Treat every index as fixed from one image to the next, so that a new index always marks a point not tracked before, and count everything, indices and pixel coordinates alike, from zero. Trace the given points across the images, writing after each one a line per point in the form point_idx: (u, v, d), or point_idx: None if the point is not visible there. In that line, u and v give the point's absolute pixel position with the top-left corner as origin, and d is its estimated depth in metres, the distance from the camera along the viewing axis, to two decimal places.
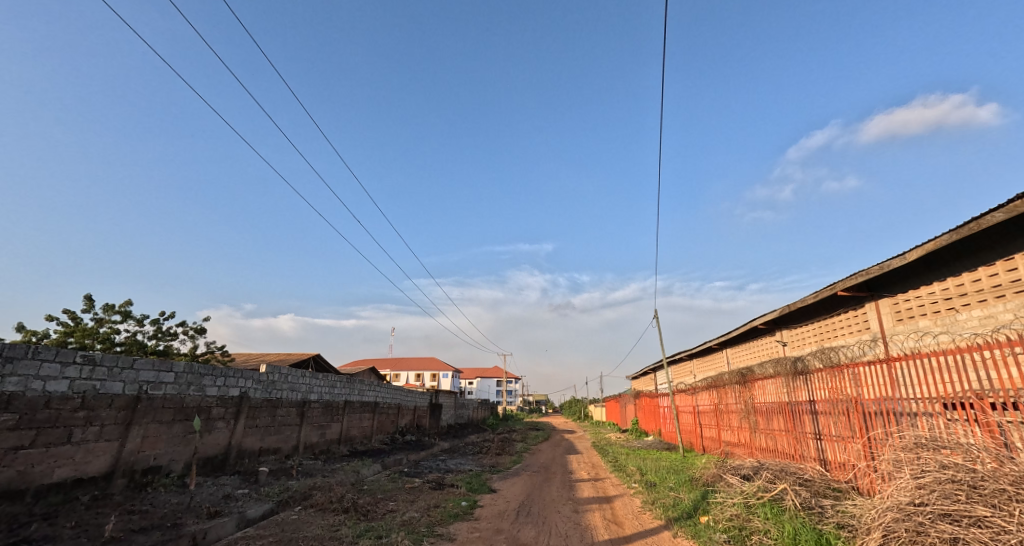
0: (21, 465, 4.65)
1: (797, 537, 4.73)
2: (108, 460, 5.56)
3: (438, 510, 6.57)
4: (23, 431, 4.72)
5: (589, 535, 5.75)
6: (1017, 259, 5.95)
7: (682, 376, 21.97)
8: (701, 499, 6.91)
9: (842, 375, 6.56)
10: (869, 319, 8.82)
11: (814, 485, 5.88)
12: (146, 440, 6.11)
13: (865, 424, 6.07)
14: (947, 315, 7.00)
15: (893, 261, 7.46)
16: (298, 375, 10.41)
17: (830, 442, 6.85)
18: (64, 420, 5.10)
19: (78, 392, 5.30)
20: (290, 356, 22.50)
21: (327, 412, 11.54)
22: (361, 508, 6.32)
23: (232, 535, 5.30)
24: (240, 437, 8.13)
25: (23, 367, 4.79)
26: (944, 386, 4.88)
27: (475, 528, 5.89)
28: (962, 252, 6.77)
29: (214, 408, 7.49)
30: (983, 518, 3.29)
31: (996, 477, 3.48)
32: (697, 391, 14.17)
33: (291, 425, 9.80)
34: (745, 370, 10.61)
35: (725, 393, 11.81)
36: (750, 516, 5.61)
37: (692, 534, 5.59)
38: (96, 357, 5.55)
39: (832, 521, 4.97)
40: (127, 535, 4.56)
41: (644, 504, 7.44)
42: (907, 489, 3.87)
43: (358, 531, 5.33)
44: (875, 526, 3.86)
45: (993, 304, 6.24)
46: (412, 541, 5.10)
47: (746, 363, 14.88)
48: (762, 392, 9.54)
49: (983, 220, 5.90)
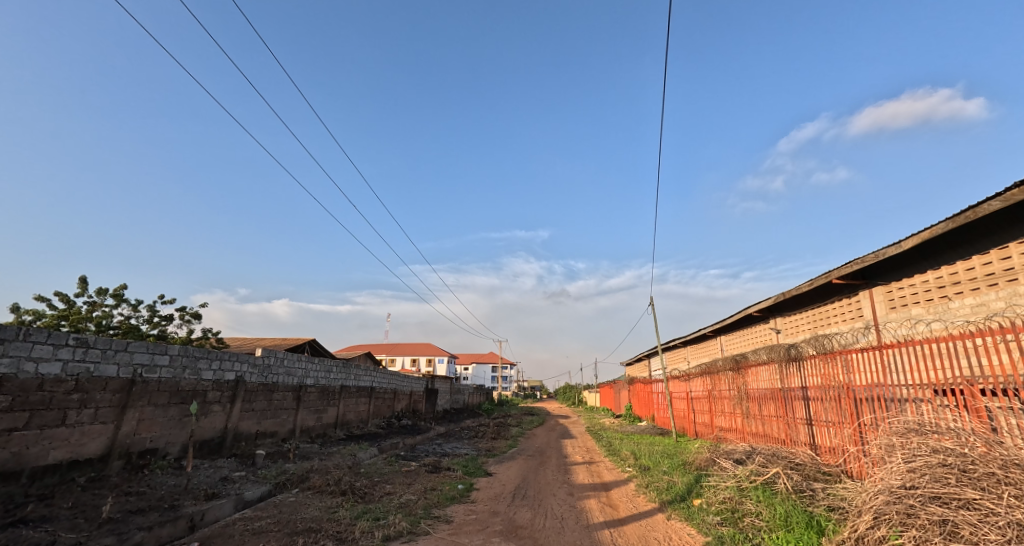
0: (16, 446, 4.62)
1: (788, 520, 4.84)
2: (105, 441, 5.56)
3: (435, 493, 6.63)
4: (17, 413, 4.68)
5: (585, 517, 5.88)
6: (1011, 249, 5.99)
7: (677, 362, 22.18)
8: (694, 482, 7.03)
9: (835, 362, 6.62)
10: (863, 306, 8.90)
11: (804, 469, 5.97)
12: (142, 423, 6.09)
13: (856, 410, 6.13)
14: (940, 303, 7.07)
15: (888, 249, 7.48)
16: (293, 359, 10.39)
17: (821, 427, 6.96)
18: (58, 402, 5.07)
19: (72, 375, 5.26)
20: (285, 341, 22.48)
21: (324, 397, 11.58)
22: (358, 491, 6.36)
23: (230, 516, 5.33)
24: (236, 421, 8.14)
25: (14, 348, 4.72)
26: (935, 373, 4.92)
27: (472, 511, 5.96)
28: (958, 242, 6.80)
29: (209, 392, 7.47)
30: (972, 501, 3.35)
31: (986, 461, 3.54)
32: (691, 377, 14.30)
33: (288, 409, 9.84)
34: (738, 356, 10.70)
35: (718, 380, 11.94)
36: (742, 499, 5.71)
37: (685, 516, 5.72)
38: (89, 339, 5.50)
39: (823, 504, 5.08)
40: (124, 516, 4.58)
41: (638, 487, 7.56)
42: (898, 472, 3.93)
43: (356, 513, 5.38)
44: (866, 509, 3.93)
45: (986, 292, 6.29)
46: (409, 523, 5.15)
47: (740, 349, 15.03)
48: (756, 378, 9.62)
49: (979, 208, 5.90)
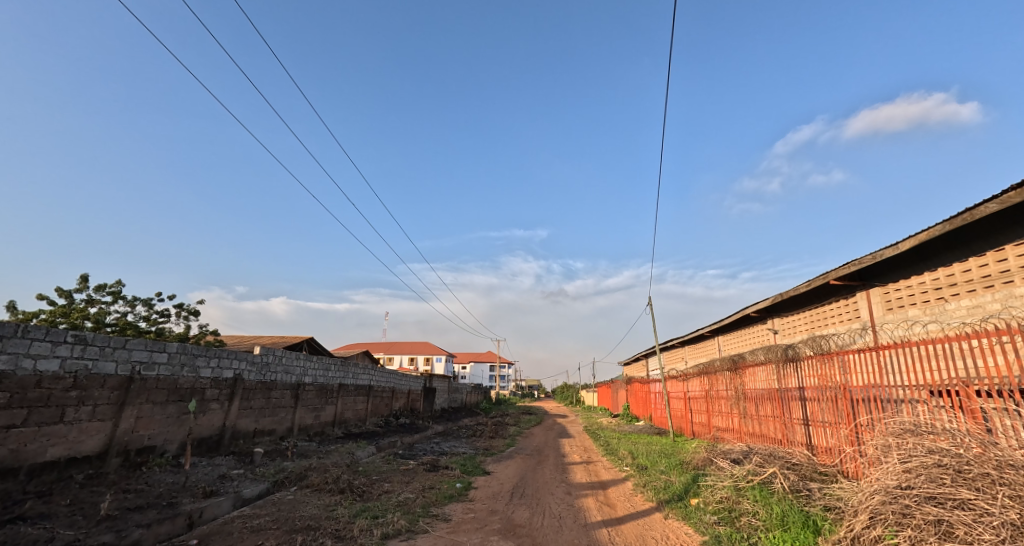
0: (14, 443, 4.62)
1: (785, 519, 4.86)
2: (103, 439, 5.56)
3: (433, 492, 6.65)
4: (16, 410, 4.67)
5: (583, 515, 5.92)
6: (1007, 251, 6.04)
7: (676, 362, 22.06)
8: (691, 482, 7.05)
9: (831, 362, 6.66)
10: (860, 307, 8.96)
11: (801, 469, 6.00)
12: (140, 420, 6.08)
13: (853, 410, 6.18)
14: (937, 304, 7.12)
15: (886, 251, 7.51)
16: (292, 357, 10.39)
17: (818, 427, 6.99)
18: (56, 400, 5.06)
19: (70, 371, 5.25)
20: (284, 339, 22.46)
21: (322, 395, 11.57)
22: (356, 488, 6.38)
23: (228, 514, 5.33)
24: (234, 418, 8.14)
25: (12, 345, 4.72)
26: (931, 374, 4.96)
27: (470, 509, 5.99)
28: (953, 244, 6.86)
29: (208, 390, 7.47)
30: (967, 501, 3.38)
31: (982, 462, 3.57)
32: (688, 377, 14.35)
33: (286, 407, 9.84)
34: (736, 357, 10.75)
35: (716, 380, 11.98)
36: (739, 499, 5.73)
37: (682, 516, 5.73)
38: (87, 337, 5.50)
39: (819, 504, 5.10)
40: (122, 514, 4.57)
41: (635, 487, 7.57)
42: (894, 472, 3.96)
43: (355, 511, 5.39)
44: (862, 509, 3.97)
45: (982, 293, 6.35)
46: (408, 521, 5.17)
47: (736, 349, 15.15)
48: (753, 378, 9.66)
49: (976, 210, 5.94)
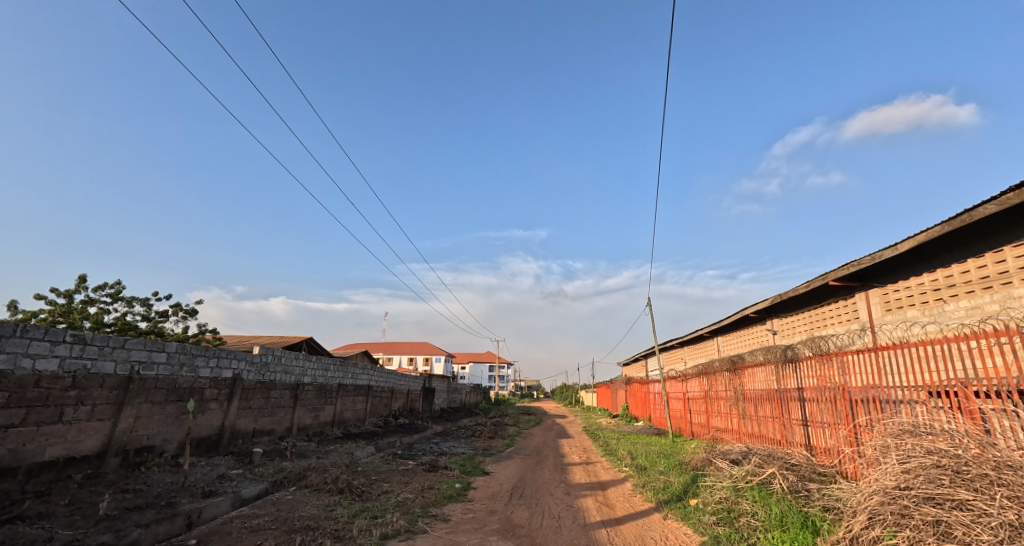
0: (13, 443, 4.61)
1: (784, 519, 4.87)
2: (102, 439, 5.56)
3: (432, 492, 6.65)
4: (14, 410, 4.66)
5: (582, 515, 5.94)
6: (1005, 252, 6.05)
7: (676, 362, 22.00)
8: (690, 482, 7.06)
9: (830, 363, 6.66)
10: (859, 308, 8.97)
11: (800, 470, 6.01)
12: (139, 420, 6.07)
13: (851, 410, 6.19)
14: (936, 305, 7.13)
15: (885, 252, 7.53)
16: (291, 357, 10.40)
17: (816, 428, 7.00)
18: (55, 399, 5.05)
19: (69, 371, 5.24)
20: (283, 340, 22.42)
21: (321, 395, 11.58)
22: (355, 488, 6.38)
23: (227, 514, 5.32)
24: (234, 418, 8.13)
25: (11, 344, 4.72)
26: (930, 375, 4.97)
27: (469, 509, 5.98)
28: (952, 245, 6.88)
29: (207, 390, 7.47)
30: (965, 502, 3.39)
31: (980, 462, 3.57)
32: (687, 378, 14.36)
33: (285, 407, 9.83)
34: (735, 357, 10.78)
35: (715, 380, 12.00)
36: (738, 499, 5.74)
37: (681, 516, 5.74)
38: (86, 336, 5.49)
39: (818, 504, 5.11)
40: (121, 514, 4.56)
41: (634, 487, 7.58)
42: (892, 473, 3.97)
43: (354, 511, 5.39)
44: (861, 509, 3.98)
45: (980, 295, 6.36)
46: (407, 521, 5.18)
47: (735, 350, 15.15)
48: (752, 379, 9.68)
49: (974, 212, 5.95)
